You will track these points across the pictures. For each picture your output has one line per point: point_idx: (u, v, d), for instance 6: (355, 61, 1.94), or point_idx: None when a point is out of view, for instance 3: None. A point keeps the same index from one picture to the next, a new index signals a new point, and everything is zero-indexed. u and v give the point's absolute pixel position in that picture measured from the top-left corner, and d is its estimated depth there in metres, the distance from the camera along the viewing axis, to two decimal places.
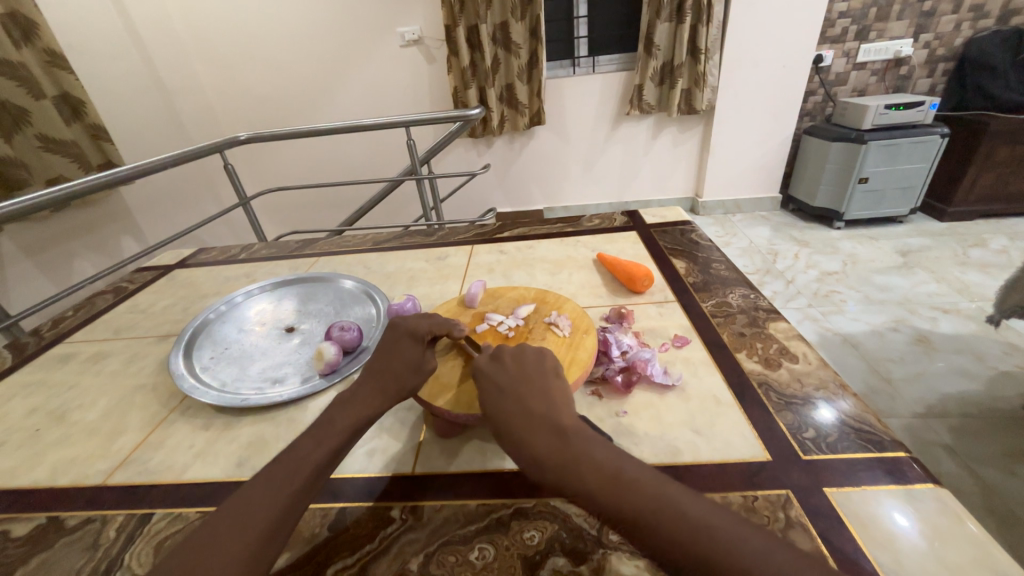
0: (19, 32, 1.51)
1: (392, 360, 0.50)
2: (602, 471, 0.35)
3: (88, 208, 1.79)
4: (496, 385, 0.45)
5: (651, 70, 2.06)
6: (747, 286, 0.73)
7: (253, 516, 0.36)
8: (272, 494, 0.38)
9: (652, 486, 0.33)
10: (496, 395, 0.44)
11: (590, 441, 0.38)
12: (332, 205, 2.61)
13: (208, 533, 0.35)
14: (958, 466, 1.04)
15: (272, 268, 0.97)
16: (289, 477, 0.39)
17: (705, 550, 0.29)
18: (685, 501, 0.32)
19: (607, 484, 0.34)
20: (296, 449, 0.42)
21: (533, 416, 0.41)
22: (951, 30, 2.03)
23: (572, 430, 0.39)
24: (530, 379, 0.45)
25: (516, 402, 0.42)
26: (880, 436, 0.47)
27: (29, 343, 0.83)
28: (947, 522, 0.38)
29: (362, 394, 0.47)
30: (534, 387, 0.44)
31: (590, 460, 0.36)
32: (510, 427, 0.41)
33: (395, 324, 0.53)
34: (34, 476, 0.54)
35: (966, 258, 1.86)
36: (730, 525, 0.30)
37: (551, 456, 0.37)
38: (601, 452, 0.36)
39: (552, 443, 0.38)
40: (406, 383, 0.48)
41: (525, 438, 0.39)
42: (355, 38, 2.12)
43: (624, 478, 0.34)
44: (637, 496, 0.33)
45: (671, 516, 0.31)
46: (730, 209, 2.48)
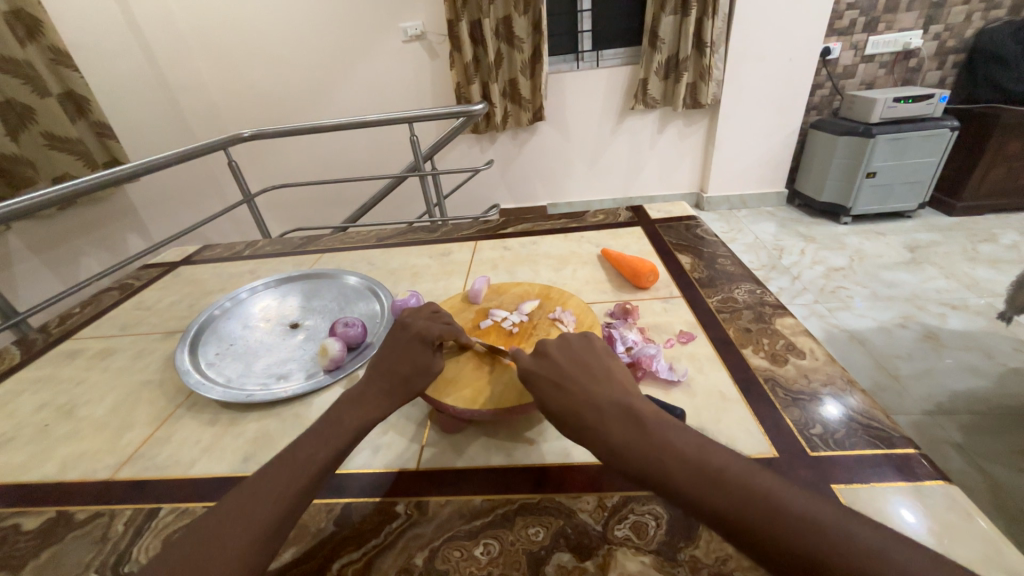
0: (24, 30, 1.52)
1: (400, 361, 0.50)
2: (690, 463, 0.34)
3: (94, 206, 1.81)
4: (554, 378, 0.43)
5: (655, 64, 2.04)
6: (754, 281, 0.73)
7: (257, 511, 0.36)
8: (277, 490, 0.38)
9: (743, 477, 0.32)
10: (555, 390, 0.43)
11: (670, 431, 0.36)
12: (336, 203, 2.62)
13: (214, 525, 0.35)
14: (966, 463, 1.03)
15: (276, 264, 0.98)
16: (295, 474, 0.39)
17: (809, 543, 0.28)
18: (780, 491, 0.31)
19: (693, 475, 0.33)
20: (302, 446, 0.42)
21: (602, 407, 0.39)
22: (962, 21, 2.00)
23: (645, 418, 0.38)
24: (589, 370, 0.44)
25: (580, 392, 0.41)
26: (889, 432, 0.47)
27: (38, 339, 0.84)
28: (958, 519, 0.38)
29: (372, 394, 0.47)
30: (594, 381, 0.42)
31: (672, 451, 0.35)
32: (579, 419, 0.40)
33: (401, 324, 0.53)
34: (43, 471, 0.54)
35: (976, 253, 1.84)
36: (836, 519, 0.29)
37: (630, 451, 0.36)
38: (681, 440, 0.35)
39: (629, 434, 0.37)
40: (415, 385, 0.48)
41: (598, 431, 0.38)
42: (358, 33, 2.11)
43: (713, 470, 0.33)
44: (730, 486, 0.32)
45: (767, 507, 0.30)
46: (735, 205, 2.46)
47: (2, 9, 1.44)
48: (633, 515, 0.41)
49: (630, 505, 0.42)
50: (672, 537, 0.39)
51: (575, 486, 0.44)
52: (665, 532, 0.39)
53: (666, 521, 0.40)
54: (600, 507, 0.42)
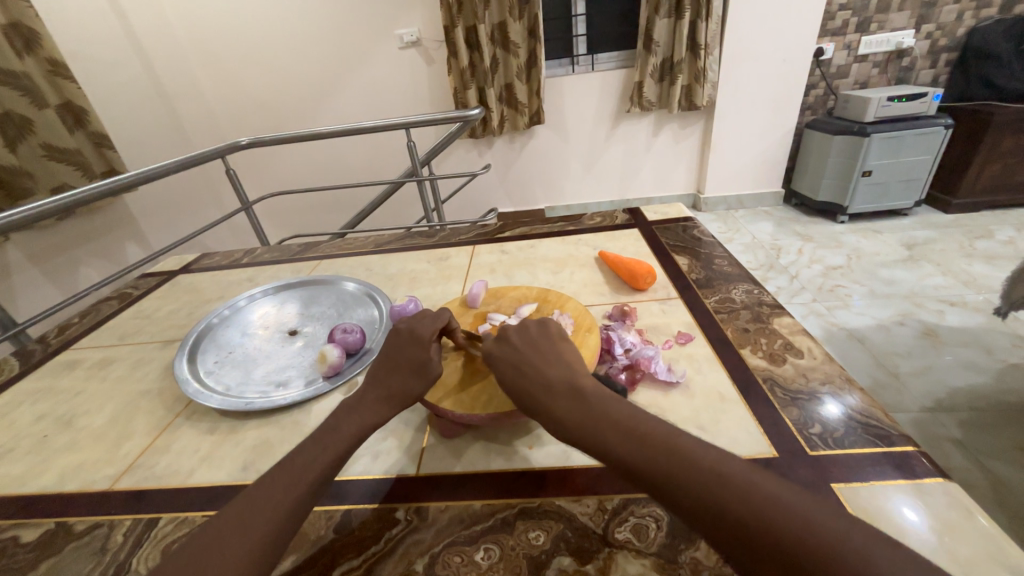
0: (21, 42, 1.53)
1: (397, 367, 0.49)
2: (620, 429, 0.37)
3: (92, 216, 1.81)
4: (510, 360, 0.46)
5: (650, 67, 2.05)
6: (751, 282, 0.73)
7: (257, 520, 0.36)
8: (277, 497, 0.38)
9: (664, 440, 0.35)
10: (511, 370, 0.45)
11: (607, 403, 0.40)
12: (334, 209, 2.62)
13: (211, 536, 0.35)
14: (967, 460, 1.03)
15: (275, 271, 0.98)
16: (293, 483, 0.39)
17: (717, 494, 0.31)
18: (698, 451, 0.34)
19: (624, 441, 0.36)
20: (302, 453, 0.42)
21: (550, 384, 0.43)
22: (953, 20, 2.01)
23: (588, 393, 0.41)
24: (542, 352, 0.46)
25: (532, 371, 0.44)
26: (888, 430, 0.47)
27: (37, 350, 0.84)
28: (957, 517, 0.38)
29: (370, 400, 0.47)
30: (546, 361, 0.45)
31: (609, 421, 0.38)
32: (530, 396, 0.43)
33: (398, 329, 0.53)
34: (42, 482, 0.54)
35: (973, 250, 1.84)
36: (743, 474, 0.32)
37: (572, 422, 0.39)
38: (617, 411, 0.38)
39: (571, 406, 0.40)
40: (412, 389, 0.48)
41: (547, 406, 0.41)
42: (354, 40, 2.12)
43: (640, 434, 0.36)
44: (654, 449, 0.35)
45: (684, 466, 0.33)
46: (732, 205, 2.47)
47: (0, 21, 1.45)
48: (633, 518, 0.41)
49: (630, 508, 0.42)
50: (673, 539, 0.39)
51: (575, 489, 0.44)
52: (666, 533, 0.39)
53: (667, 523, 0.40)
54: (600, 510, 0.42)
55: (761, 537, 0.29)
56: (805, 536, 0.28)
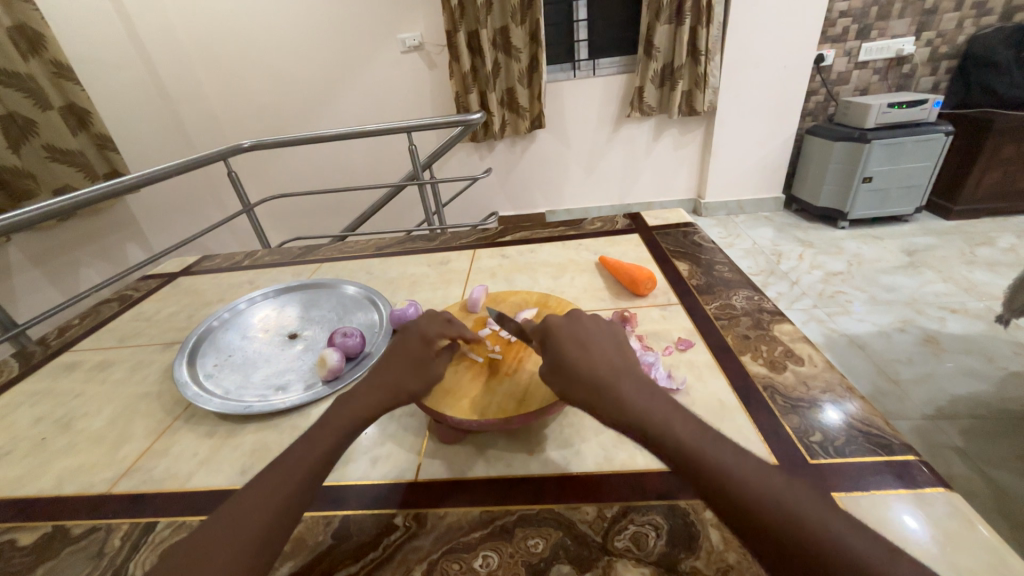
0: (26, 44, 1.54)
1: (399, 363, 0.49)
2: (692, 431, 0.36)
3: (94, 217, 1.82)
4: (578, 337, 0.45)
5: (650, 72, 2.06)
6: (751, 288, 0.73)
7: (248, 521, 0.36)
8: (268, 497, 0.38)
9: (738, 451, 0.35)
10: (577, 346, 0.44)
11: (674, 404, 0.39)
12: (335, 212, 2.63)
13: (204, 537, 0.35)
14: (968, 468, 1.03)
15: (276, 274, 0.98)
16: (283, 482, 0.39)
17: (786, 508, 0.31)
18: (767, 467, 0.34)
19: (695, 441, 0.35)
20: (291, 452, 0.41)
21: (620, 369, 0.41)
22: (953, 28, 2.02)
23: (658, 391, 0.40)
24: (608, 341, 0.45)
25: (600, 354, 0.43)
26: (889, 439, 0.47)
27: (36, 351, 0.84)
28: (958, 527, 0.38)
29: (363, 392, 0.46)
30: (613, 350, 0.44)
31: (678, 419, 0.37)
32: (594, 372, 0.41)
33: (406, 328, 0.52)
34: (39, 485, 0.54)
35: (974, 256, 1.84)
36: (814, 496, 0.31)
37: (640, 406, 0.38)
38: (685, 414, 0.38)
39: (639, 394, 0.39)
40: (410, 386, 0.47)
41: (611, 389, 0.40)
42: (357, 44, 2.14)
43: (712, 438, 0.35)
44: (726, 454, 0.34)
45: (754, 475, 0.33)
46: (733, 210, 2.47)
47: (6, 24, 1.46)
48: (633, 526, 0.41)
49: (629, 516, 0.41)
50: (672, 548, 0.39)
51: (574, 496, 0.44)
52: (665, 542, 0.39)
53: (666, 531, 0.40)
54: (600, 517, 0.42)
55: (820, 560, 0.29)
56: (873, 571, 0.28)
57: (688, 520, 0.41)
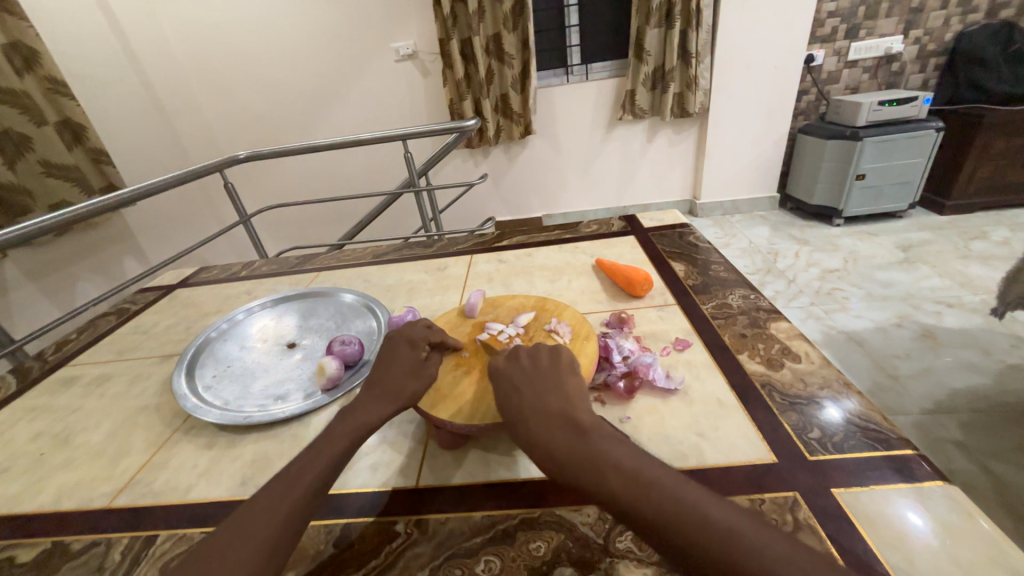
0: (21, 61, 1.55)
1: (392, 366, 0.52)
2: (624, 472, 0.34)
3: (90, 231, 1.82)
4: (513, 383, 0.45)
5: (642, 75, 2.08)
6: (747, 287, 0.73)
7: (255, 532, 0.36)
8: (270, 511, 0.38)
9: (673, 486, 0.32)
10: (515, 396, 0.44)
11: (609, 441, 0.37)
12: (332, 220, 2.63)
13: (211, 547, 0.35)
14: (970, 462, 1.03)
15: (274, 284, 0.98)
16: (289, 489, 0.39)
17: (732, 555, 0.29)
18: (707, 506, 0.31)
19: (628, 486, 0.33)
20: (292, 466, 0.42)
21: (548, 415, 0.40)
22: (940, 26, 2.05)
23: (588, 428, 0.38)
24: (544, 379, 0.44)
25: (532, 399, 0.42)
26: (887, 433, 0.47)
27: (34, 367, 0.83)
28: (958, 521, 0.38)
29: (366, 403, 0.48)
30: (548, 390, 0.43)
31: (609, 463, 0.35)
32: (524, 424, 0.41)
33: (391, 335, 0.55)
34: (38, 501, 0.54)
35: (968, 251, 1.85)
36: (760, 532, 0.29)
37: (569, 458, 0.36)
38: (619, 452, 0.36)
39: (567, 440, 0.37)
40: (405, 387, 0.50)
41: (542, 441, 0.39)
42: (351, 54, 2.15)
43: (644, 477, 0.33)
44: (658, 498, 0.32)
45: (694, 520, 0.30)
46: (728, 210, 2.48)
47: None
48: (634, 527, 0.41)
49: None
50: None
51: (576, 498, 0.44)
52: None
53: None
54: (601, 519, 0.42)
55: None
56: None
57: None
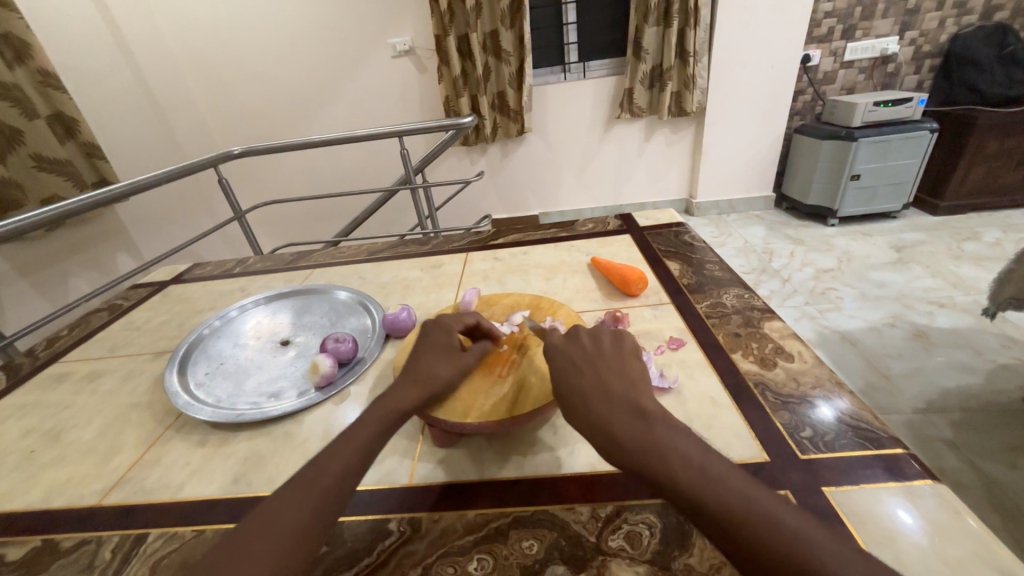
0: (12, 53, 1.53)
1: (428, 354, 0.52)
2: (692, 466, 0.34)
3: (83, 226, 1.80)
4: (573, 363, 0.46)
5: (640, 74, 2.08)
6: (742, 287, 0.73)
7: (292, 515, 0.37)
8: (306, 495, 0.38)
9: (743, 486, 0.32)
10: (575, 375, 0.44)
11: (675, 433, 0.37)
12: (327, 217, 2.62)
13: (248, 529, 0.36)
14: (959, 460, 1.04)
15: (268, 281, 0.97)
16: (322, 475, 0.40)
17: (799, 555, 0.29)
18: (772, 504, 0.31)
19: (696, 479, 0.33)
20: (326, 451, 0.42)
21: (613, 399, 0.41)
22: (936, 27, 2.06)
23: (654, 417, 0.39)
24: (608, 365, 0.45)
25: (596, 383, 0.43)
26: (877, 433, 0.47)
27: (24, 363, 0.82)
28: (946, 519, 0.38)
29: (398, 391, 0.48)
30: (613, 375, 0.44)
31: (676, 452, 0.35)
32: (587, 406, 0.41)
33: (427, 325, 0.57)
34: (27, 499, 0.53)
35: (961, 251, 1.87)
36: (830, 538, 0.30)
37: (633, 441, 0.37)
38: (686, 445, 0.36)
39: (634, 427, 0.38)
40: (439, 374, 0.50)
41: (606, 424, 0.39)
42: (348, 49, 2.13)
43: (712, 473, 0.33)
44: (727, 494, 0.32)
45: (759, 516, 0.31)
46: (724, 210, 2.49)
47: None
48: (627, 525, 0.41)
49: (623, 515, 0.42)
50: (666, 546, 0.39)
51: (569, 496, 0.44)
52: (660, 540, 0.39)
53: (661, 530, 0.40)
54: (594, 517, 0.42)
55: None
56: None
57: (682, 519, 0.41)
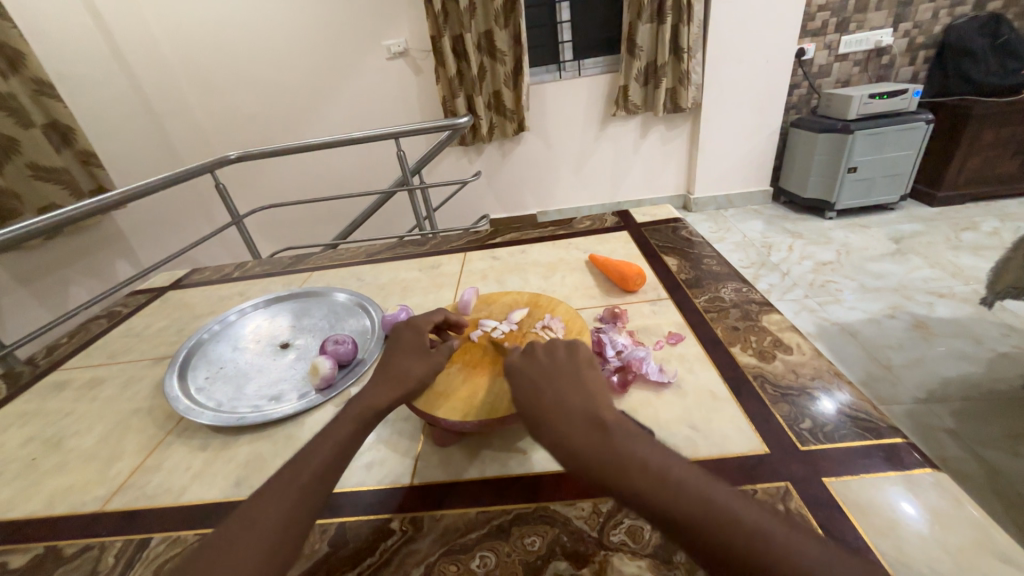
0: (6, 63, 1.52)
1: (400, 354, 0.52)
2: (653, 473, 0.33)
3: (81, 234, 1.80)
4: (530, 378, 0.43)
5: (635, 71, 2.08)
6: (740, 280, 0.74)
7: (267, 516, 0.37)
8: (281, 497, 0.38)
9: (705, 488, 0.31)
10: (531, 388, 0.42)
11: (634, 439, 0.36)
12: (326, 220, 2.62)
13: (223, 534, 0.36)
14: (961, 450, 1.04)
15: (266, 284, 0.97)
16: (298, 475, 0.39)
17: (765, 556, 0.28)
18: (739, 508, 0.30)
19: (657, 488, 0.32)
20: (302, 452, 0.42)
21: (568, 410, 0.39)
22: (929, 18, 2.06)
23: (614, 427, 0.37)
24: (562, 374, 0.43)
25: (552, 394, 0.41)
26: (877, 423, 0.47)
27: (25, 371, 0.83)
28: (947, 508, 0.38)
29: (372, 389, 0.48)
30: (567, 384, 0.42)
31: (635, 461, 0.34)
32: (544, 419, 0.39)
33: (398, 326, 0.57)
34: (30, 506, 0.53)
35: (959, 242, 1.87)
36: (790, 533, 0.29)
37: (591, 453, 0.35)
38: (645, 452, 0.34)
39: (591, 437, 0.36)
40: (412, 372, 0.50)
41: (564, 437, 0.37)
42: (342, 51, 2.13)
43: (672, 478, 0.32)
44: (689, 500, 0.31)
45: (727, 522, 0.29)
46: (722, 205, 2.49)
47: None
48: (628, 520, 0.41)
49: (624, 510, 0.42)
50: (668, 539, 0.39)
51: (570, 493, 0.44)
52: (661, 534, 0.39)
53: None
54: (595, 513, 0.42)
55: None
56: None
57: None
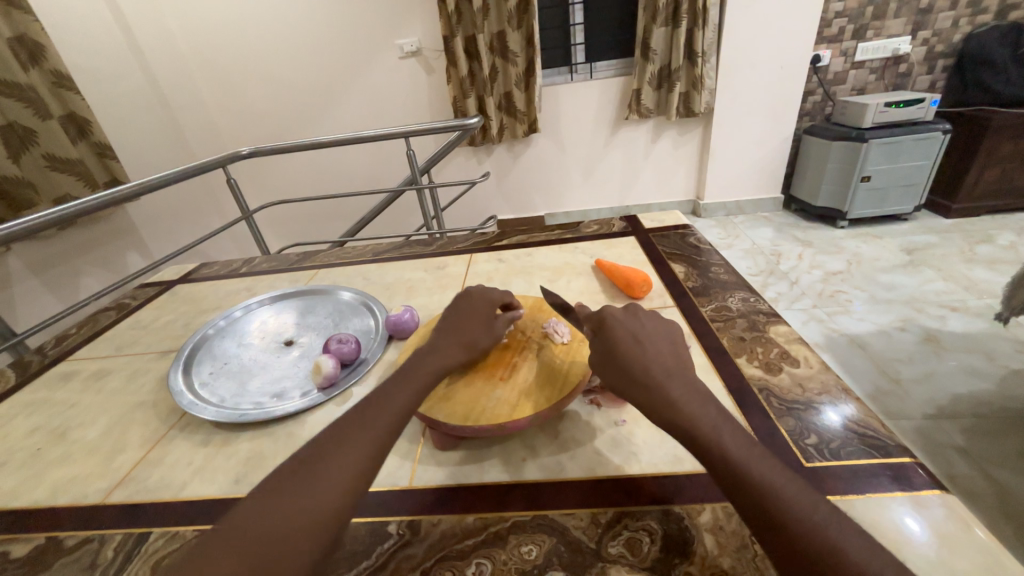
0: (26, 55, 1.55)
1: (469, 319, 0.57)
2: (738, 442, 0.36)
3: (94, 225, 1.83)
4: (634, 334, 0.46)
5: (648, 74, 2.07)
6: (747, 290, 0.73)
7: (342, 457, 0.39)
8: (355, 441, 0.40)
9: (780, 470, 0.35)
10: (635, 343, 0.45)
11: (723, 415, 0.39)
12: (334, 217, 2.64)
13: (299, 470, 0.38)
14: (971, 468, 1.02)
15: (273, 280, 0.98)
16: (372, 423, 0.42)
17: (827, 538, 0.30)
18: (805, 491, 0.33)
19: (738, 455, 0.35)
20: (373, 404, 0.45)
21: (670, 373, 0.42)
22: (949, 26, 2.03)
23: (708, 397, 0.41)
24: (665, 346, 0.46)
25: (655, 354, 0.44)
26: (885, 440, 0.46)
27: (34, 361, 0.84)
28: (954, 531, 0.37)
29: (444, 348, 0.52)
30: (671, 355, 0.45)
31: (724, 430, 0.37)
32: (645, 370, 0.42)
33: (467, 291, 0.62)
34: (34, 495, 0.54)
35: (974, 254, 1.83)
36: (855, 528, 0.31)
37: (684, 409, 0.39)
38: (733, 427, 0.38)
39: (688, 398, 0.40)
40: (478, 341, 0.54)
41: (661, 390, 0.41)
42: (355, 50, 2.14)
43: (756, 453, 0.36)
44: (767, 471, 0.34)
45: (795, 496, 0.33)
46: (732, 211, 2.46)
47: (5, 34, 1.47)
48: (627, 532, 0.40)
49: (623, 521, 0.41)
50: (666, 554, 0.38)
51: (568, 502, 0.43)
52: (659, 548, 0.39)
53: (660, 537, 0.40)
54: (593, 523, 0.41)
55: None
56: None
57: (683, 525, 0.40)
